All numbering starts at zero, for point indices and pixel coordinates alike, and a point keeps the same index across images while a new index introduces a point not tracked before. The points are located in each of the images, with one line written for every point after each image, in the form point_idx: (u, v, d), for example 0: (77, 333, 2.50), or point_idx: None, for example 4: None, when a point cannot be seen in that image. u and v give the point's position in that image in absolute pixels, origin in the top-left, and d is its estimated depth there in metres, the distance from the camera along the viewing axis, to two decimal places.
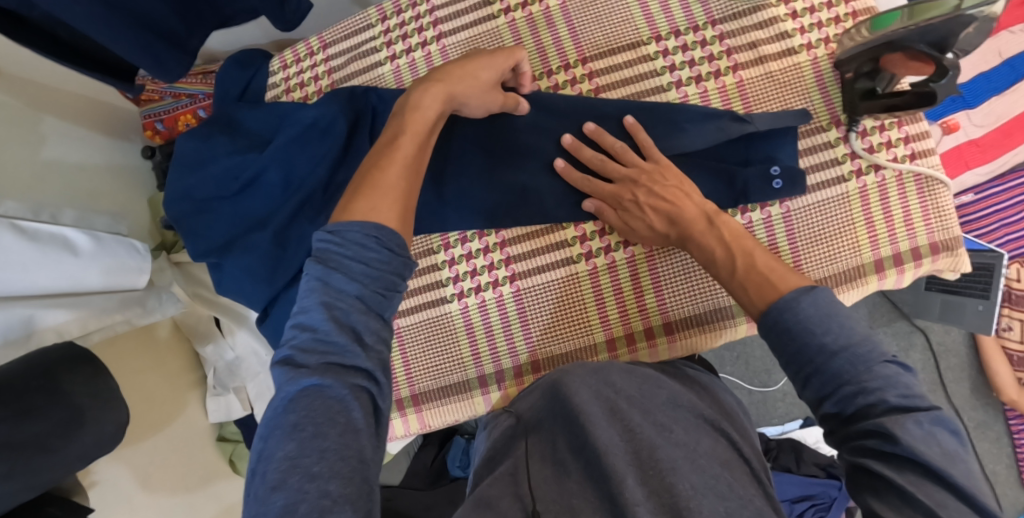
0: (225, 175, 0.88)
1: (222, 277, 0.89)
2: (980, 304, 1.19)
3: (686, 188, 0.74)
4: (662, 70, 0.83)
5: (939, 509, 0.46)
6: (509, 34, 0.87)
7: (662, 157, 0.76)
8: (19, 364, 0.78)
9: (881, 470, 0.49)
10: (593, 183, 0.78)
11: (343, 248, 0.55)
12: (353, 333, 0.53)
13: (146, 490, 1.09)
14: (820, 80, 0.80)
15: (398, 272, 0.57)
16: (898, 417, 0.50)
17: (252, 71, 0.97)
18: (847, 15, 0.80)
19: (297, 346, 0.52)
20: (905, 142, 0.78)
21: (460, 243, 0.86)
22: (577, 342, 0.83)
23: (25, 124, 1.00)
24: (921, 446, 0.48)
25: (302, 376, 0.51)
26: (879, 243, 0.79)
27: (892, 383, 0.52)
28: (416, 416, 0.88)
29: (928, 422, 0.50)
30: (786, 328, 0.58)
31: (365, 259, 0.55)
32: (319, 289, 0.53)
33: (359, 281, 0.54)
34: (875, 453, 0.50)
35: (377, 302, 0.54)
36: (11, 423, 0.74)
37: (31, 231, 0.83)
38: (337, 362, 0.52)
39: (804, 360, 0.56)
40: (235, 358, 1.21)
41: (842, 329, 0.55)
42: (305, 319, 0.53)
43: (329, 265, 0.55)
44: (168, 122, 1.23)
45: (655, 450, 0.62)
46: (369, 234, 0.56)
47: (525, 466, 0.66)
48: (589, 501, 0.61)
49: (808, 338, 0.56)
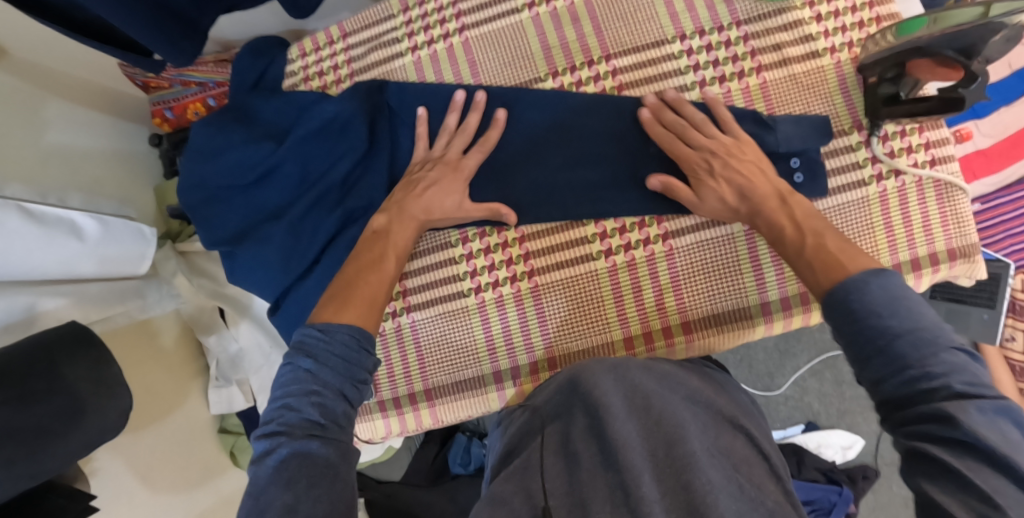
0: (239, 165, 0.87)
1: (234, 267, 0.88)
2: (985, 314, 1.23)
3: (763, 165, 0.75)
4: (686, 70, 0.83)
5: (996, 494, 0.46)
6: (532, 28, 0.86)
7: (740, 131, 0.77)
8: (22, 347, 0.76)
9: (939, 455, 0.49)
10: (673, 145, 0.77)
11: (329, 344, 0.65)
12: (333, 417, 0.61)
13: (147, 484, 1.06)
14: (843, 84, 0.80)
15: (370, 369, 0.66)
16: (961, 402, 0.50)
17: (268, 61, 0.94)
18: (871, 20, 0.80)
19: (284, 422, 0.59)
20: (926, 148, 0.79)
21: (478, 237, 0.85)
22: (594, 338, 0.83)
23: (30, 108, 0.99)
24: (984, 432, 0.49)
25: (290, 440, 0.58)
26: (899, 248, 0.79)
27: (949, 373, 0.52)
28: (429, 410, 0.87)
29: (993, 411, 0.50)
30: (856, 307, 0.58)
31: (346, 356, 0.65)
32: (305, 378, 0.62)
33: (339, 374, 0.63)
34: (934, 437, 0.51)
35: (352, 392, 0.63)
36: (12, 407, 0.72)
37: (37, 215, 0.83)
38: (322, 433, 0.59)
39: (869, 345, 0.56)
40: (238, 350, 1.21)
41: (910, 316, 0.55)
42: (293, 401, 0.60)
43: (316, 358, 0.64)
44: (177, 109, 1.22)
45: (674, 447, 0.60)
46: (351, 338, 0.66)
47: (541, 459, 0.67)
48: (599, 487, 0.60)
49: (881, 320, 0.56)
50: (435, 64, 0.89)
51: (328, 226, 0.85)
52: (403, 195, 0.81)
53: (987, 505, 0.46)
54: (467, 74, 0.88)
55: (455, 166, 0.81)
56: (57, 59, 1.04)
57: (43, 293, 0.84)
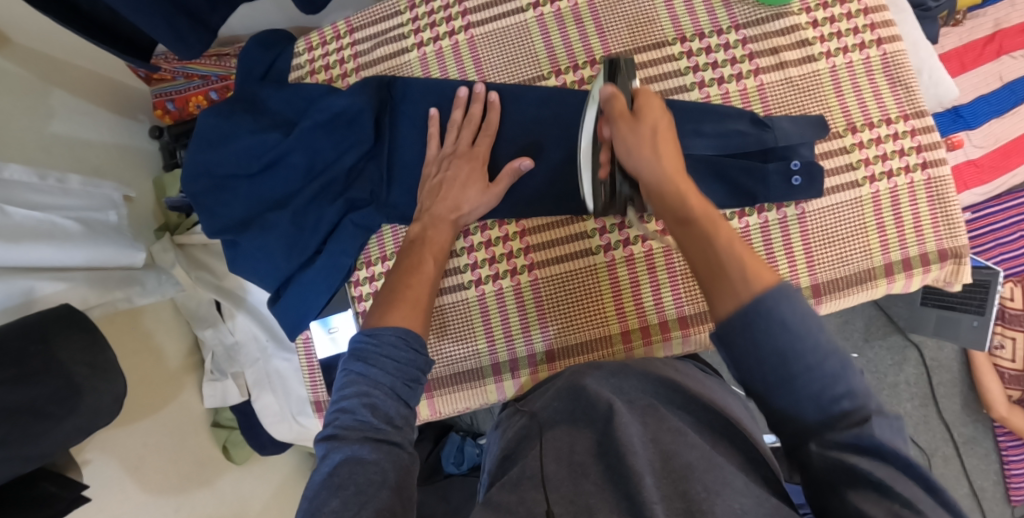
0: (246, 154, 0.87)
1: (236, 257, 0.89)
2: (975, 321, 1.20)
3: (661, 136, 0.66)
4: (686, 71, 0.85)
5: (916, 500, 0.46)
6: (537, 28, 0.88)
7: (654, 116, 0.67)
8: (18, 324, 0.76)
9: (857, 466, 0.48)
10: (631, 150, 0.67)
11: (379, 346, 0.66)
12: (386, 418, 0.61)
13: (136, 480, 1.03)
14: (837, 86, 0.83)
15: (422, 367, 0.67)
16: (878, 415, 0.51)
17: (276, 53, 0.95)
18: (865, 27, 0.83)
19: (340, 425, 0.60)
20: (911, 135, 0.82)
21: (480, 231, 0.86)
22: (592, 333, 0.84)
23: (34, 98, 1.00)
24: (880, 433, 0.49)
25: (344, 444, 0.59)
26: (890, 248, 0.81)
27: (853, 390, 0.51)
28: (427, 402, 0.88)
29: (897, 427, 0.51)
30: (764, 326, 0.51)
31: (396, 357, 0.65)
32: (357, 380, 0.63)
33: (390, 374, 0.64)
34: (853, 445, 0.50)
35: (405, 392, 0.64)
36: (7, 387, 0.72)
37: (17, 216, 0.83)
38: (377, 437, 0.59)
39: (772, 377, 0.52)
40: (235, 343, 1.22)
41: (817, 343, 0.51)
42: (345, 403, 0.61)
43: (368, 361, 0.65)
44: (179, 102, 1.23)
45: (672, 458, 0.59)
46: (400, 338, 0.67)
47: (541, 465, 0.62)
48: (606, 502, 0.58)
49: (795, 339, 0.51)
50: (440, 61, 0.90)
51: (331, 216, 0.87)
52: (430, 200, 0.81)
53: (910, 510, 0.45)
54: (472, 72, 0.89)
55: (468, 158, 0.82)
56: (60, 48, 1.05)
57: (41, 276, 0.85)
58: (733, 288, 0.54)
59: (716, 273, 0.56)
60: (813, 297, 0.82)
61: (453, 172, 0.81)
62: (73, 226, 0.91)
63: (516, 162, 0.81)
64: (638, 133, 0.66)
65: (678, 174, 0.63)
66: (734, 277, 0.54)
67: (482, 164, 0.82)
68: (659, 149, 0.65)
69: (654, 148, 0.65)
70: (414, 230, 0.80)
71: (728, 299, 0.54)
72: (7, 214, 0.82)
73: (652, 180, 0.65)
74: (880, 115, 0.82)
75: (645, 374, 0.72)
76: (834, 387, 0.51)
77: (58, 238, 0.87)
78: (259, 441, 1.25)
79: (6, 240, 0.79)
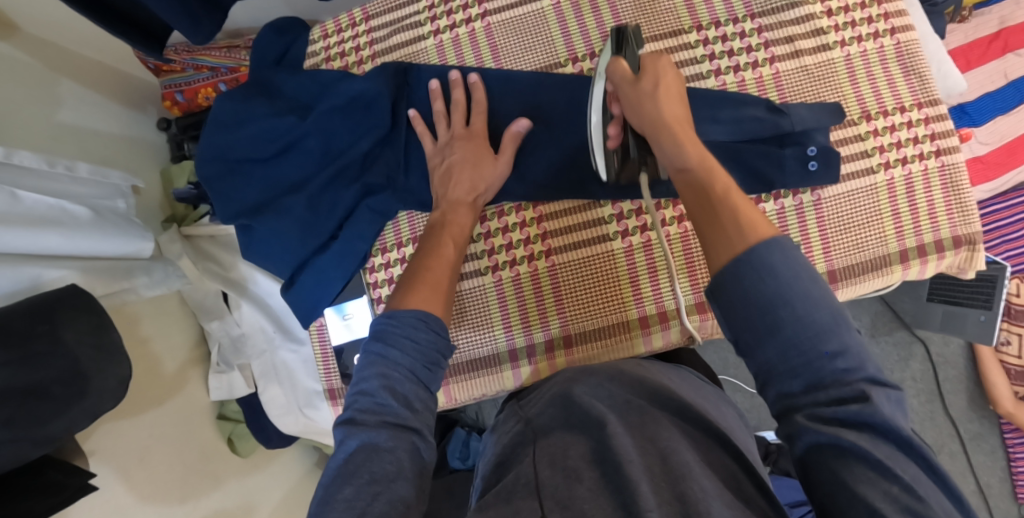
0: (263, 138, 0.88)
1: (250, 241, 0.89)
2: (981, 316, 1.21)
3: (663, 87, 0.70)
4: (702, 59, 0.85)
5: (916, 485, 0.45)
6: (554, 16, 0.88)
7: (654, 76, 0.71)
8: (22, 305, 0.74)
9: (853, 441, 0.47)
10: (635, 107, 0.70)
11: (399, 328, 0.65)
12: (405, 401, 0.60)
13: (135, 477, 1.01)
14: (852, 75, 0.84)
15: (442, 350, 0.66)
16: (874, 387, 0.49)
17: (291, 40, 0.95)
18: (879, 17, 0.84)
19: (359, 408, 0.60)
20: (926, 123, 0.82)
21: (497, 217, 0.86)
22: (609, 319, 0.84)
23: (43, 87, 1.00)
24: (879, 406, 0.48)
25: (362, 427, 0.58)
26: (905, 235, 0.82)
27: (845, 355, 0.50)
28: (442, 389, 0.87)
29: (894, 399, 0.50)
30: (755, 272, 0.52)
31: (417, 339, 0.65)
32: (377, 362, 0.63)
33: (412, 356, 0.63)
34: (847, 421, 0.48)
35: (425, 375, 0.63)
36: (11, 369, 0.70)
37: (28, 201, 0.82)
38: (393, 423, 0.59)
39: (761, 326, 0.51)
40: (240, 335, 1.19)
41: (808, 293, 0.51)
42: (366, 385, 0.61)
43: (388, 344, 0.64)
44: (188, 94, 1.22)
45: (669, 457, 0.57)
46: (420, 320, 0.66)
47: (535, 472, 0.59)
48: (601, 507, 0.54)
49: (787, 290, 0.51)
50: (456, 48, 0.90)
51: (347, 201, 0.87)
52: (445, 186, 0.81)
53: (907, 494, 0.45)
54: (488, 59, 0.89)
55: (484, 144, 0.83)
56: (68, 39, 1.05)
57: (48, 263, 0.84)
58: (727, 236, 0.54)
59: (712, 221, 0.57)
60: (829, 283, 0.82)
61: (471, 158, 0.82)
62: (85, 212, 0.90)
63: (514, 125, 0.83)
64: (642, 91, 0.70)
65: (677, 125, 0.66)
66: (727, 227, 0.55)
67: (484, 140, 0.83)
68: (663, 101, 0.68)
69: (654, 98, 0.69)
70: (438, 210, 0.80)
71: (719, 244, 0.55)
72: (18, 200, 0.81)
73: (653, 127, 0.68)
74: (895, 103, 0.83)
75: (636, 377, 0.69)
76: (822, 343, 0.50)
77: (69, 225, 0.86)
78: (265, 435, 1.24)
79: (15, 225, 0.78)
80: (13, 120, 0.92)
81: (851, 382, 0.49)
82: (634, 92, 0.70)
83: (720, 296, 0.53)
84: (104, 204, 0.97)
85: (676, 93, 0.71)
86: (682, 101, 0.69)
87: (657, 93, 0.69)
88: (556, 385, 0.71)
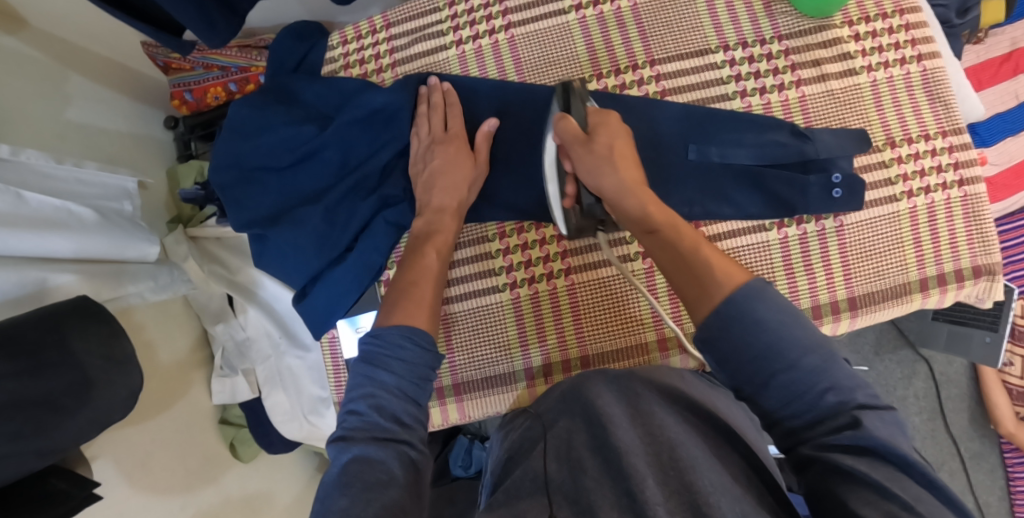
0: (280, 146, 0.86)
1: (263, 251, 0.87)
2: (987, 337, 1.21)
3: (616, 147, 0.72)
4: (728, 79, 0.84)
5: (917, 503, 0.45)
6: (579, 30, 0.87)
7: (605, 138, 0.73)
8: (33, 315, 0.70)
9: (850, 465, 0.48)
10: (596, 174, 0.72)
11: (384, 347, 0.64)
12: (394, 418, 0.60)
13: (136, 485, 0.97)
14: (878, 100, 0.83)
15: (431, 365, 0.65)
16: (867, 412, 0.51)
17: (310, 46, 0.94)
18: (906, 43, 0.83)
19: (348, 427, 0.59)
20: (950, 152, 0.82)
21: (516, 233, 0.86)
22: (627, 340, 0.84)
23: (51, 82, 0.97)
24: (874, 429, 0.49)
25: (351, 445, 0.58)
26: (926, 263, 0.81)
27: (838, 384, 0.52)
28: (456, 405, 0.87)
29: (890, 420, 0.51)
30: (740, 325, 0.54)
31: (403, 357, 0.64)
32: (364, 383, 0.62)
33: (399, 374, 0.63)
34: (845, 448, 0.50)
35: (413, 392, 0.63)
36: (20, 380, 0.66)
37: (34, 202, 0.78)
38: (385, 436, 0.58)
39: (756, 375, 0.53)
40: (245, 339, 1.17)
41: (794, 337, 0.53)
42: (354, 405, 0.61)
43: (376, 364, 0.63)
44: (197, 92, 1.18)
45: (676, 449, 0.57)
46: (406, 337, 0.65)
47: (543, 467, 0.60)
48: (607, 497, 0.55)
49: (776, 338, 0.53)
50: (479, 59, 0.89)
51: (365, 213, 0.86)
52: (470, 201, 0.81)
53: (909, 512, 0.44)
54: (511, 72, 0.88)
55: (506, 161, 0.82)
56: (78, 34, 1.02)
57: (54, 265, 0.80)
58: (708, 290, 0.58)
59: (691, 278, 0.61)
60: (849, 310, 0.82)
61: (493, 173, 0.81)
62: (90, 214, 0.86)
63: (484, 124, 0.83)
64: (597, 153, 0.72)
65: (638, 189, 0.70)
66: (705, 278, 0.59)
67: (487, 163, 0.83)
68: (618, 164, 0.71)
69: (612, 164, 0.71)
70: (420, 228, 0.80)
71: (703, 302, 0.58)
72: (23, 201, 0.77)
73: (616, 195, 0.71)
74: (919, 131, 0.83)
75: (647, 378, 0.69)
76: (816, 379, 0.52)
77: (73, 227, 0.82)
78: (268, 440, 1.22)
79: (19, 227, 0.74)
80: (21, 117, 0.90)
81: (844, 409, 0.51)
82: (590, 152, 0.72)
83: (712, 347, 0.55)
84: (110, 205, 0.93)
85: (628, 151, 0.74)
86: (636, 162, 0.72)
87: (612, 157, 0.71)
88: (566, 382, 0.73)
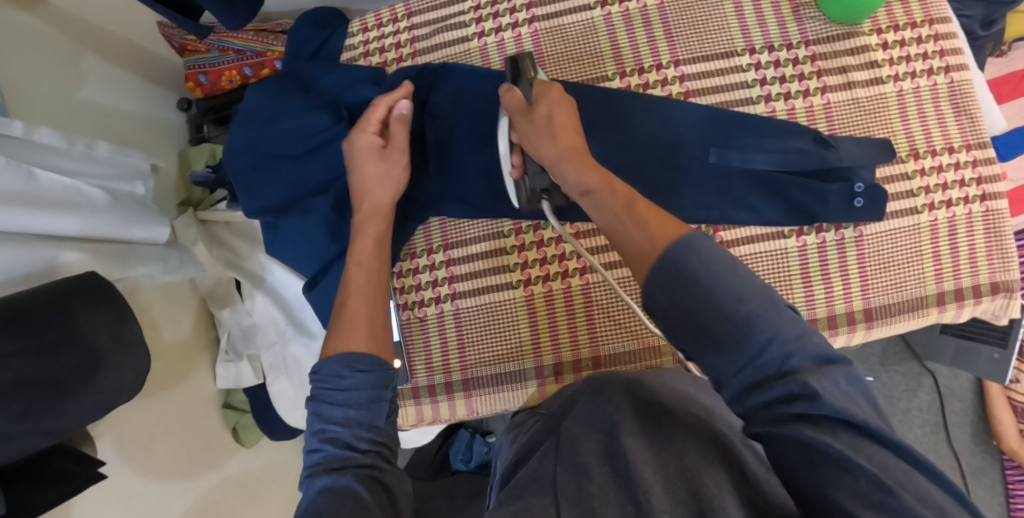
0: (294, 134, 0.86)
1: (274, 238, 0.87)
2: (995, 354, 1.17)
3: (560, 111, 0.69)
4: (753, 83, 0.83)
5: (882, 473, 0.42)
6: (604, 27, 0.86)
7: (546, 106, 0.69)
8: (39, 292, 0.69)
9: (812, 435, 0.44)
10: (535, 144, 0.69)
11: (323, 378, 0.62)
12: (352, 443, 0.58)
13: (135, 467, 0.96)
14: (903, 112, 0.82)
15: (381, 381, 0.62)
16: (815, 371, 0.46)
17: (329, 32, 0.93)
18: (934, 53, 0.83)
19: (307, 465, 0.58)
20: (973, 166, 0.81)
21: (531, 230, 0.85)
22: (641, 342, 0.83)
23: (66, 60, 0.96)
24: (825, 390, 0.45)
25: (314, 479, 0.57)
26: (944, 278, 0.81)
27: (780, 335, 0.47)
28: (465, 401, 0.86)
29: (842, 379, 0.46)
30: (675, 279, 0.49)
31: (341, 384, 0.61)
32: (311, 419, 0.60)
33: (343, 403, 0.60)
34: (801, 416, 0.45)
35: (366, 414, 0.60)
36: (30, 357, 0.65)
37: (44, 181, 0.77)
38: (342, 467, 0.57)
39: (693, 332, 0.49)
40: (251, 324, 1.15)
41: (728, 286, 0.48)
42: (308, 443, 0.59)
43: (319, 400, 0.61)
44: (211, 75, 1.17)
45: (686, 458, 0.56)
46: (343, 364, 0.62)
47: (553, 472, 0.59)
48: (611, 504, 0.54)
49: (713, 290, 0.48)
50: (501, 52, 0.88)
51: None
52: None
53: (876, 486, 0.42)
54: None
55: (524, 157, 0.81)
56: (93, 13, 1.01)
57: (65, 245, 0.79)
58: (641, 248, 0.54)
59: (625, 241, 0.58)
60: (864, 322, 0.81)
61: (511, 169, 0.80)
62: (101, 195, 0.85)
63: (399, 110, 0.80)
64: (537, 124, 0.69)
65: (576, 153, 0.66)
66: (638, 240, 0.55)
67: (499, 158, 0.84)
68: (557, 134, 0.67)
69: (551, 134, 0.68)
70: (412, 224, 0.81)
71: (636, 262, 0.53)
72: (34, 179, 0.76)
73: (553, 161, 0.67)
74: (943, 143, 0.82)
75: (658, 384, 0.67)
76: (751, 336, 0.47)
77: (84, 209, 0.81)
78: (270, 426, 1.19)
79: (28, 206, 0.73)
80: (35, 94, 0.89)
81: (786, 366, 0.46)
82: (529, 125, 0.69)
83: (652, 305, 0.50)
84: (120, 186, 0.92)
85: (570, 121, 0.70)
86: (577, 130, 0.68)
87: (551, 127, 0.67)
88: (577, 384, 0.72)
